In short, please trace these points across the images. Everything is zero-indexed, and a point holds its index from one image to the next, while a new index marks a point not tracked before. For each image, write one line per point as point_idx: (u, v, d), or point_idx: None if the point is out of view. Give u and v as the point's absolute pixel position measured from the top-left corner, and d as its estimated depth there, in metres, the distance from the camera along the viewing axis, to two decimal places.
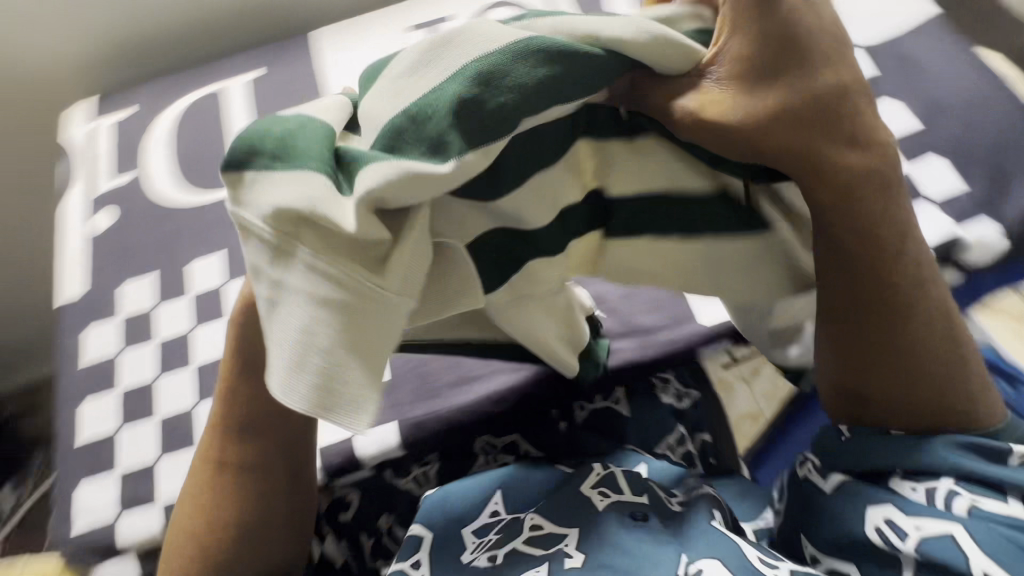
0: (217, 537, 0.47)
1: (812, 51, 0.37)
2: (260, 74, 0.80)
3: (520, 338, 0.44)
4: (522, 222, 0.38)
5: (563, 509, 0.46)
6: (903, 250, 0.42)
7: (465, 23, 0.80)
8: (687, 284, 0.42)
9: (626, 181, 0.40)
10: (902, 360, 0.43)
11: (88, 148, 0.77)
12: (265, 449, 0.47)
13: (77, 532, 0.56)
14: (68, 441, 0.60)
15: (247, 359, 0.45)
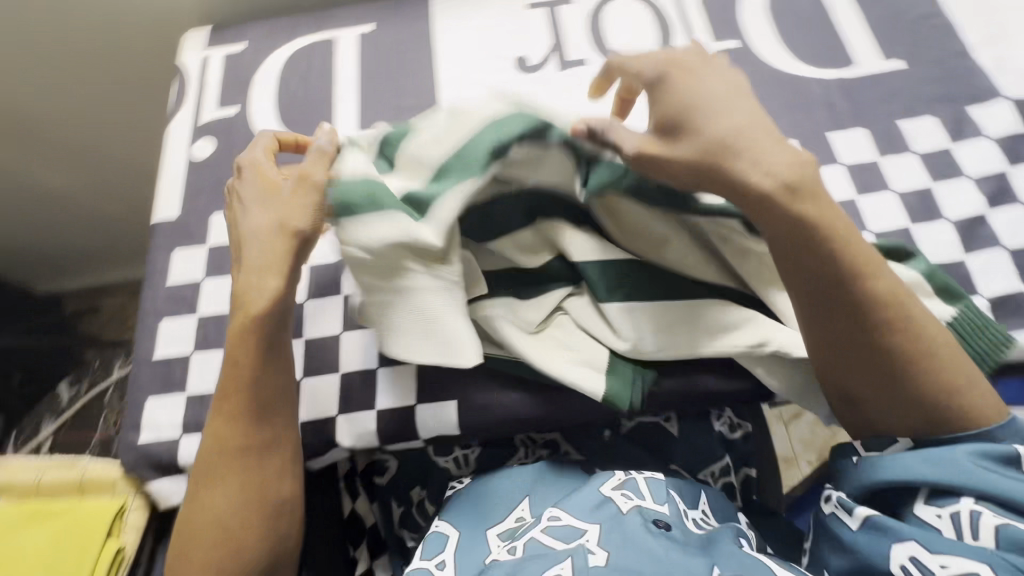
0: (229, 526, 0.49)
1: (717, 100, 0.49)
2: (370, 30, 0.80)
3: (532, 358, 0.56)
4: (527, 263, 0.59)
5: (579, 506, 0.57)
6: (876, 274, 0.48)
7: (585, 12, 0.78)
8: (653, 344, 0.56)
9: (589, 246, 0.57)
10: (891, 379, 0.48)
11: (198, 76, 0.79)
12: (265, 432, 0.52)
13: (142, 444, 0.58)
14: (145, 356, 0.62)
15: (242, 351, 0.52)
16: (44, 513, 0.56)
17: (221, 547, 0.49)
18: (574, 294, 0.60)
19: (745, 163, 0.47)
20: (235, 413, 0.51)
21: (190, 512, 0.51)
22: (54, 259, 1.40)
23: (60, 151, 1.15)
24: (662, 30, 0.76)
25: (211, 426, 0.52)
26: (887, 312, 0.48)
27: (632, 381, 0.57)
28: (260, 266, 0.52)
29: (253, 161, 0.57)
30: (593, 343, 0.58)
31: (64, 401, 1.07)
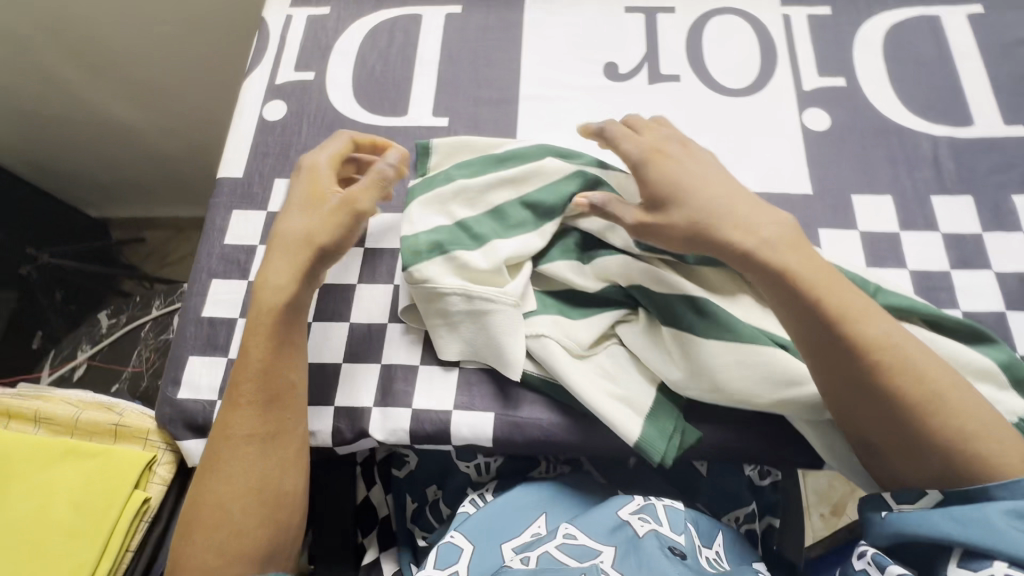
0: (231, 511, 0.49)
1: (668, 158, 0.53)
2: (457, 10, 0.77)
3: (569, 377, 0.53)
4: (582, 286, 0.57)
5: (596, 528, 0.56)
6: (866, 325, 0.48)
7: (686, 24, 0.73)
8: (702, 387, 0.53)
9: (647, 279, 0.56)
10: (896, 430, 0.47)
11: (279, 35, 0.77)
12: (270, 421, 0.52)
13: (177, 403, 0.58)
14: (193, 313, 0.62)
15: (256, 343, 0.53)
16: (76, 452, 0.56)
17: (226, 533, 0.48)
18: (626, 320, 0.57)
19: (734, 235, 0.49)
20: (243, 401, 0.52)
21: (195, 498, 0.50)
22: (109, 187, 1.43)
23: (130, 84, 1.18)
24: (765, 55, 0.71)
25: (219, 415, 0.53)
26: (890, 363, 0.46)
27: (672, 430, 0.52)
28: (284, 269, 0.54)
29: (313, 166, 0.58)
30: (637, 374, 0.55)
31: (102, 329, 1.10)
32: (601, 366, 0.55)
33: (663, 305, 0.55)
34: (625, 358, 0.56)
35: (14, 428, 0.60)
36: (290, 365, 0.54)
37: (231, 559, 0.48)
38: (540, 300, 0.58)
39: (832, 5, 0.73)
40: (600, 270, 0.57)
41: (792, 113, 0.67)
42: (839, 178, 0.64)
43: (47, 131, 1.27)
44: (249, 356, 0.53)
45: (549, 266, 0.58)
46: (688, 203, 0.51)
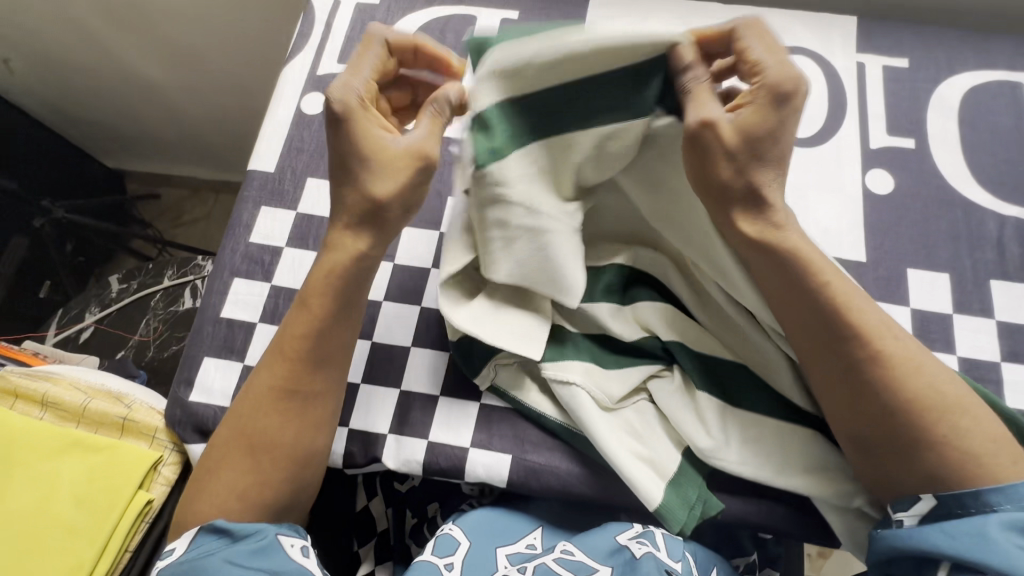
0: (262, 464, 0.48)
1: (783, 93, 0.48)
2: (514, 16, 0.73)
3: (589, 428, 0.51)
4: (620, 334, 0.55)
5: (595, 548, 0.51)
6: (865, 318, 0.47)
7: None
8: (727, 452, 0.52)
9: (685, 333, 0.55)
10: (887, 425, 0.46)
11: (325, 21, 0.73)
12: (313, 383, 0.50)
13: (189, 404, 0.57)
14: (211, 312, 0.60)
15: (315, 298, 0.50)
16: (82, 445, 0.55)
17: (250, 478, 0.48)
18: (660, 375, 0.55)
19: (755, 210, 0.49)
20: (291, 355, 0.50)
21: (227, 439, 0.50)
22: (128, 141, 1.40)
23: (159, 42, 1.13)
24: (834, 105, 0.67)
25: (263, 362, 0.51)
26: (889, 354, 0.47)
27: (694, 500, 0.51)
28: (353, 228, 0.50)
29: (344, 103, 0.49)
30: (664, 436, 0.54)
31: (112, 293, 1.09)
32: (628, 422, 0.54)
33: (701, 366, 0.54)
34: (651, 413, 0.55)
35: (20, 409, 0.59)
36: (342, 325, 0.51)
37: (253, 504, 0.48)
38: (575, 343, 0.55)
39: (911, 58, 0.69)
40: (642, 317, 0.56)
41: (854, 172, 0.64)
42: (896, 248, 0.61)
43: (71, 79, 1.23)
44: (308, 309, 0.50)
45: (591, 306, 0.55)
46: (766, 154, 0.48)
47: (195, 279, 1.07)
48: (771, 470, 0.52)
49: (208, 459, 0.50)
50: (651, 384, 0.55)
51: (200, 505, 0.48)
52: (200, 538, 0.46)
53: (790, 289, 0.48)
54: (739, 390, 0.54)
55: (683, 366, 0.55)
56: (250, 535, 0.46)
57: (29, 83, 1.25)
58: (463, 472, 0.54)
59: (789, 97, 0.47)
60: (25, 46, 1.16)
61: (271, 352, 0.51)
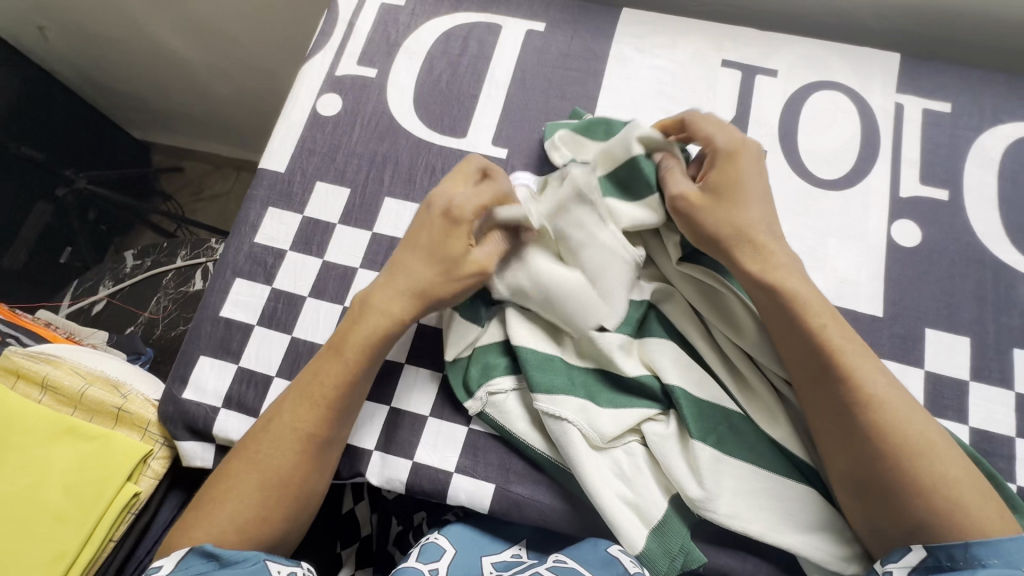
0: (270, 505, 0.48)
1: (742, 154, 0.53)
2: (540, 28, 0.71)
3: (577, 465, 0.50)
4: (621, 371, 0.53)
5: (588, 559, 0.48)
6: (861, 363, 0.46)
7: (785, 92, 0.67)
8: (721, 504, 0.49)
9: (691, 375, 0.53)
10: (871, 469, 0.45)
11: (348, 20, 0.73)
12: (334, 429, 0.51)
13: (182, 401, 0.57)
14: (211, 310, 0.61)
15: (353, 349, 0.51)
16: (76, 431, 0.56)
17: (253, 516, 0.48)
18: (655, 419, 0.53)
19: (752, 247, 0.50)
20: (319, 399, 0.50)
21: (236, 470, 0.49)
22: (153, 114, 1.41)
23: (188, 22, 1.13)
24: (865, 147, 0.64)
25: (286, 401, 0.51)
26: (880, 398, 0.45)
27: (677, 549, 0.49)
28: (394, 301, 0.52)
29: (452, 212, 0.53)
30: (653, 482, 0.52)
31: (126, 268, 1.10)
32: (616, 463, 0.52)
33: (702, 413, 0.51)
34: (644, 457, 0.52)
35: (21, 389, 0.60)
36: (368, 379, 0.52)
37: (251, 540, 0.48)
38: (569, 375, 0.54)
39: (953, 103, 0.65)
40: (646, 354, 0.54)
41: (879, 220, 0.61)
42: (915, 306, 0.58)
43: (101, 50, 1.24)
44: (342, 359, 0.51)
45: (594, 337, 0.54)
46: (738, 203, 0.51)
47: (206, 262, 1.08)
48: (764, 526, 0.49)
49: (212, 490, 0.49)
50: (649, 425, 0.52)
51: (195, 526, 0.48)
52: (189, 559, 0.44)
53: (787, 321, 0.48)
54: (739, 442, 0.51)
55: (681, 414, 0.51)
56: (239, 561, 0.44)
57: (62, 51, 1.26)
58: (446, 494, 0.54)
59: (740, 152, 0.53)
60: (58, 15, 1.17)
61: (298, 395, 0.51)
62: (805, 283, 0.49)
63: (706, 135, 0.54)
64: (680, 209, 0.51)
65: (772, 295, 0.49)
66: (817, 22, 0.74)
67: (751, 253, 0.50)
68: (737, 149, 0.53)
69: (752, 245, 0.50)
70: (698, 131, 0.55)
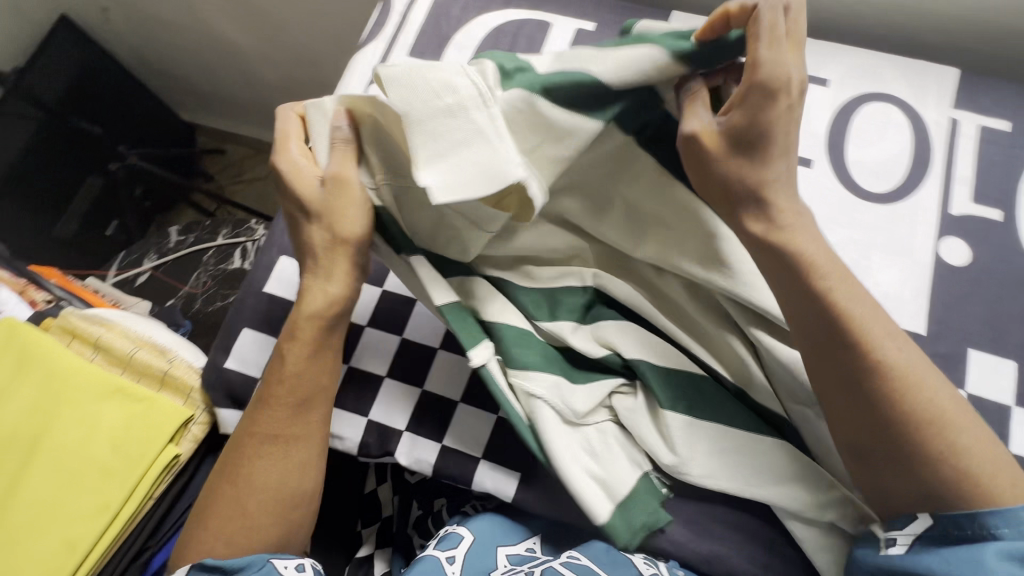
0: (251, 512, 0.50)
1: (784, 94, 0.42)
2: (590, 27, 0.71)
3: (539, 444, 0.50)
4: (589, 353, 0.54)
5: (605, 561, 0.50)
6: (873, 326, 0.43)
7: (833, 101, 0.66)
8: (696, 469, 0.51)
9: (656, 350, 0.54)
10: (878, 436, 0.43)
11: (401, 12, 0.74)
12: (297, 427, 0.52)
13: (224, 371, 0.60)
14: (255, 286, 0.63)
15: (296, 348, 0.52)
16: (123, 391, 0.59)
17: (239, 524, 0.50)
18: (621, 392, 0.54)
19: (767, 206, 0.45)
20: (271, 401, 0.52)
21: (217, 487, 0.52)
22: (201, 97, 1.46)
23: (242, 9, 1.17)
24: (917, 161, 0.63)
25: (251, 412, 0.53)
26: (891, 363, 0.42)
27: (640, 527, 0.51)
28: (317, 291, 0.52)
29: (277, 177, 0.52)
30: (626, 451, 0.53)
31: (170, 243, 1.14)
32: (587, 440, 0.52)
33: (670, 384, 0.52)
34: (610, 431, 0.53)
35: (75, 348, 0.64)
36: (316, 373, 0.52)
37: (246, 546, 0.50)
38: (544, 353, 0.53)
39: (1012, 122, 0.63)
40: (604, 336, 0.54)
41: (926, 236, 0.60)
42: (960, 326, 0.57)
43: (157, 33, 1.29)
44: (286, 361, 0.52)
45: (551, 324, 0.54)
46: (757, 160, 0.44)
47: (246, 241, 1.11)
48: (739, 484, 0.51)
49: (200, 508, 0.52)
50: (619, 399, 0.54)
51: (196, 542, 0.51)
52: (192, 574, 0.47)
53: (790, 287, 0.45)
54: (710, 407, 0.52)
55: (650, 387, 0.53)
56: (243, 568, 0.46)
57: (121, 32, 1.32)
58: (472, 480, 0.55)
59: (782, 93, 0.42)
60: None
61: (253, 401, 0.53)
62: (820, 244, 0.45)
63: (755, 59, 0.41)
64: (688, 151, 0.44)
65: (774, 258, 0.45)
66: (873, 32, 0.73)
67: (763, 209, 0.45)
68: (778, 90, 0.41)
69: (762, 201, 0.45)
70: (751, 47, 0.42)
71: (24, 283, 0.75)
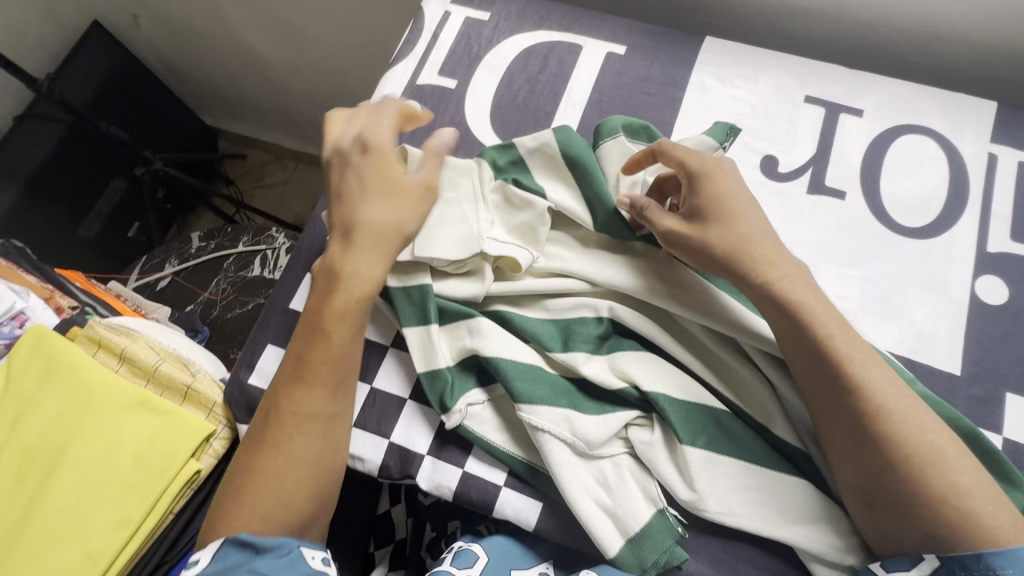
0: (285, 491, 0.48)
1: (713, 175, 0.52)
2: (621, 51, 0.71)
3: (553, 472, 0.51)
4: (608, 385, 0.53)
5: None
6: (867, 371, 0.44)
7: (867, 132, 0.65)
8: (713, 507, 0.49)
9: (675, 383, 0.53)
10: (880, 478, 0.43)
11: (432, 30, 0.75)
12: (333, 404, 0.51)
13: (248, 387, 0.60)
14: (281, 302, 0.63)
15: (337, 322, 0.51)
16: (149, 405, 0.59)
17: (276, 504, 0.47)
18: (639, 423, 0.53)
19: (753, 263, 0.48)
20: (313, 377, 0.50)
21: (246, 468, 0.49)
22: (225, 104, 1.48)
23: (270, 20, 1.18)
24: (953, 195, 0.62)
25: (280, 388, 0.51)
26: (887, 407, 0.43)
27: (650, 563, 0.50)
28: (368, 271, 0.52)
29: (365, 146, 0.54)
30: (641, 486, 0.52)
31: (191, 249, 1.15)
32: (601, 471, 0.52)
33: (688, 417, 0.51)
34: (625, 463, 0.53)
35: (101, 358, 0.64)
36: (354, 351, 0.52)
37: (280, 527, 0.47)
38: (552, 386, 0.54)
39: None
40: (622, 369, 0.54)
41: (962, 274, 0.59)
42: (998, 368, 0.55)
43: (186, 41, 1.31)
44: (329, 337, 0.51)
45: (565, 354, 0.55)
46: (728, 228, 0.50)
47: (266, 249, 1.11)
48: (758, 522, 0.49)
49: (227, 489, 0.49)
50: (637, 431, 0.53)
51: (223, 525, 0.47)
52: (225, 551, 0.45)
53: (783, 332, 0.47)
54: (730, 440, 0.51)
55: (665, 418, 0.52)
56: (275, 548, 0.46)
57: (150, 39, 1.34)
58: (492, 507, 0.54)
59: (713, 175, 0.52)
60: (149, 5, 1.24)
61: (286, 378, 0.51)
62: (813, 297, 0.48)
63: (678, 160, 0.53)
64: (667, 235, 0.51)
65: (774, 309, 0.47)
66: (908, 62, 0.72)
67: (749, 260, 0.49)
68: (716, 171, 0.52)
69: (743, 253, 0.49)
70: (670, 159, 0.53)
71: (50, 290, 0.75)
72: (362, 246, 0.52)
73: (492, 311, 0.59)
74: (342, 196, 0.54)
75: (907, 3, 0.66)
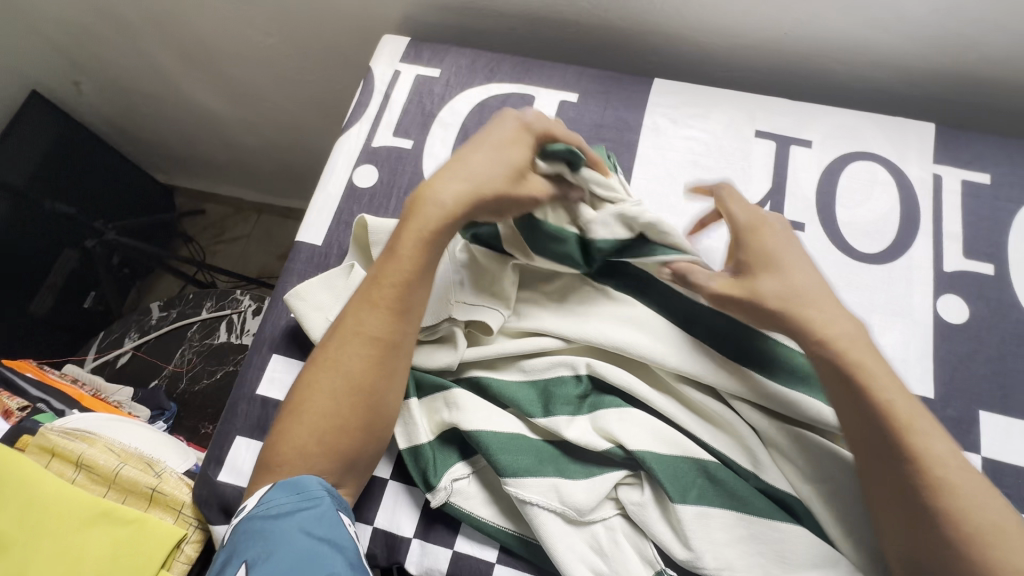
0: (342, 413, 0.50)
1: (775, 231, 0.53)
2: (573, 99, 0.72)
3: (545, 542, 0.50)
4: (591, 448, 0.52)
5: None
6: (934, 444, 0.44)
7: (818, 162, 0.67)
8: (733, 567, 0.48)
9: (658, 439, 0.52)
10: (935, 554, 0.42)
11: (383, 91, 0.74)
12: (394, 330, 0.51)
13: (218, 484, 0.57)
14: (247, 389, 0.61)
15: (407, 246, 0.52)
16: (110, 516, 0.55)
17: (332, 424, 0.50)
18: (628, 483, 0.52)
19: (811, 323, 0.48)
20: (379, 300, 0.52)
21: (309, 384, 0.51)
22: (180, 163, 1.44)
23: (222, 80, 1.16)
24: (906, 219, 0.63)
25: (350, 306, 0.53)
26: (951, 482, 0.42)
27: None
28: (447, 207, 0.52)
29: (525, 122, 0.55)
30: (636, 550, 0.51)
31: (151, 320, 1.10)
32: (594, 537, 0.51)
33: (677, 473, 0.50)
34: (619, 525, 0.52)
35: (55, 468, 0.60)
36: (422, 279, 0.52)
37: (329, 451, 0.49)
38: (537, 454, 0.53)
39: (992, 174, 0.65)
40: (603, 428, 0.52)
41: (923, 296, 0.60)
42: (968, 386, 0.57)
43: (134, 104, 1.27)
44: (399, 259, 0.52)
45: (548, 418, 0.53)
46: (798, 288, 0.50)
47: (231, 314, 1.07)
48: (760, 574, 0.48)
49: (293, 398, 0.51)
50: (628, 491, 0.52)
51: (281, 441, 0.50)
52: (272, 495, 0.47)
53: (851, 399, 0.46)
54: (721, 492, 0.50)
55: (653, 476, 0.50)
56: (316, 501, 0.47)
57: (97, 106, 1.29)
58: None
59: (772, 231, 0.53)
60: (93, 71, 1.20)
61: (360, 298, 0.52)
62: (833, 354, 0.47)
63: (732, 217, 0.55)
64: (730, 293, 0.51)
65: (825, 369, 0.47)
66: (846, 89, 0.76)
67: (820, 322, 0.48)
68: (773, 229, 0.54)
69: (811, 315, 0.48)
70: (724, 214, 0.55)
71: None
72: (453, 194, 0.52)
73: (468, 378, 0.58)
74: (484, 139, 0.55)
75: (839, 37, 0.69)
